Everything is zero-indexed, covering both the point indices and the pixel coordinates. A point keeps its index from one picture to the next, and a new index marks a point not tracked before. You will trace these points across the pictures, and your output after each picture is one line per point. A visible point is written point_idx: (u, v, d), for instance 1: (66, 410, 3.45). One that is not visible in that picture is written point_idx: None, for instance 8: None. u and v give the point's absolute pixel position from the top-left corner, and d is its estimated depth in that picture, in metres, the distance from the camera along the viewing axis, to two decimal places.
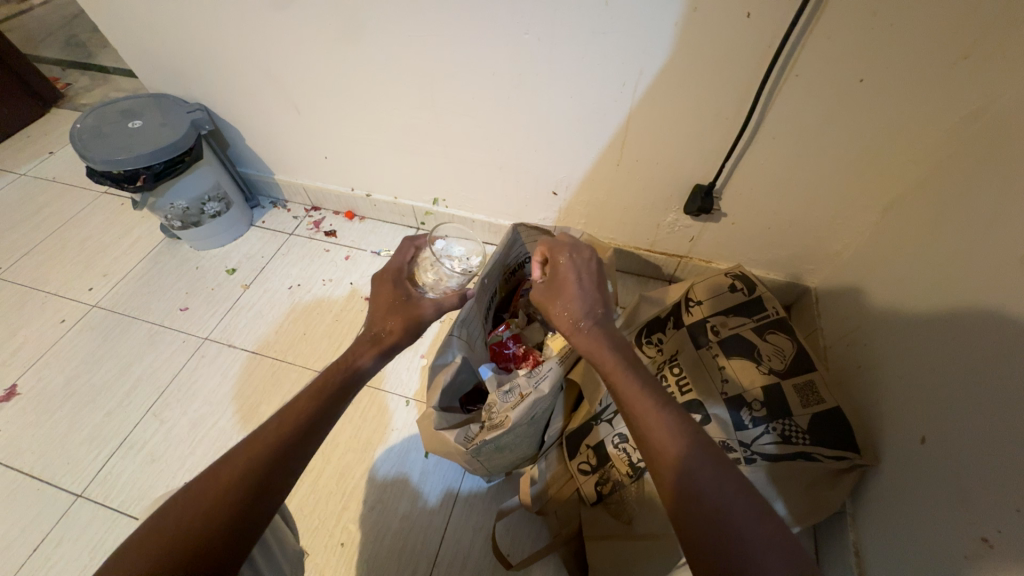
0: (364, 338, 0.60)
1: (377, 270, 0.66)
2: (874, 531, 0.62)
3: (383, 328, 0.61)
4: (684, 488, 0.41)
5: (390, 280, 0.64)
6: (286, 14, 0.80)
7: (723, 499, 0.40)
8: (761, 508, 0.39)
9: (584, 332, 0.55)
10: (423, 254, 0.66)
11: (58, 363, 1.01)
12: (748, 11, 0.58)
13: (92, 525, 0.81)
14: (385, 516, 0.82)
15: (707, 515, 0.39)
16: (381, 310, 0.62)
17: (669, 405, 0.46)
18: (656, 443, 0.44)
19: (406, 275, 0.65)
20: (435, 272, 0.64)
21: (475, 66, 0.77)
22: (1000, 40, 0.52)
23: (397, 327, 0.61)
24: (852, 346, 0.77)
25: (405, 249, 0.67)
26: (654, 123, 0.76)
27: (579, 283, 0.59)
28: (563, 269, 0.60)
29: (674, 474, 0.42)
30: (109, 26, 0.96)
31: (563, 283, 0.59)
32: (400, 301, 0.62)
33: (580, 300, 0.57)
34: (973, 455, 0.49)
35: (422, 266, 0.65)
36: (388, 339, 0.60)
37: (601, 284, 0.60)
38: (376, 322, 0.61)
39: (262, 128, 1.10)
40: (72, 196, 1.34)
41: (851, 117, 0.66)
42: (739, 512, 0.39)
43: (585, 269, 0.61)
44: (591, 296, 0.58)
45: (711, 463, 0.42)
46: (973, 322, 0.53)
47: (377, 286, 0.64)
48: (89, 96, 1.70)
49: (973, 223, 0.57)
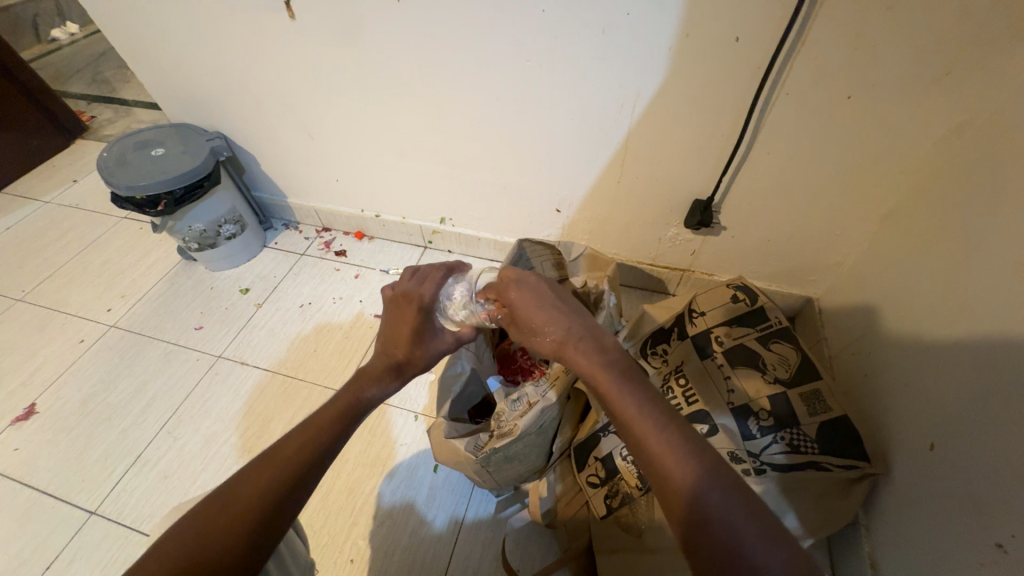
0: (386, 365, 0.61)
1: (402, 291, 0.64)
2: (890, 541, 0.62)
3: (405, 358, 0.62)
4: (695, 515, 0.41)
5: (417, 307, 0.63)
6: (301, 46, 0.85)
7: (729, 525, 0.39)
8: (772, 528, 0.39)
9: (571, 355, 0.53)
10: (453, 287, 0.68)
11: (75, 381, 1.03)
12: (737, 35, 0.61)
13: (104, 541, 0.82)
14: (395, 532, 0.81)
15: (717, 537, 0.39)
16: (400, 337, 0.62)
17: (667, 426, 0.45)
18: (662, 466, 0.43)
19: (434, 301, 0.65)
20: (469, 311, 0.67)
21: (481, 93, 0.81)
22: (979, 56, 0.55)
23: (422, 357, 0.63)
24: (857, 355, 0.77)
25: (435, 272, 0.67)
26: (652, 142, 0.79)
27: (545, 311, 0.57)
28: (522, 306, 0.58)
29: (686, 500, 0.41)
30: (137, 62, 1.03)
31: (530, 318, 0.58)
32: (427, 332, 0.64)
33: (554, 326, 0.55)
34: (982, 460, 0.50)
35: (450, 299, 0.67)
36: (409, 369, 0.62)
37: (564, 301, 0.58)
38: (397, 350, 0.62)
39: (276, 154, 1.14)
40: (93, 221, 1.39)
41: (841, 133, 0.68)
42: (749, 534, 0.38)
43: (543, 297, 0.58)
44: (560, 321, 0.56)
45: (718, 484, 0.41)
46: (974, 327, 0.54)
47: (399, 310, 0.63)
48: (113, 127, 1.78)
49: (967, 230, 0.58)
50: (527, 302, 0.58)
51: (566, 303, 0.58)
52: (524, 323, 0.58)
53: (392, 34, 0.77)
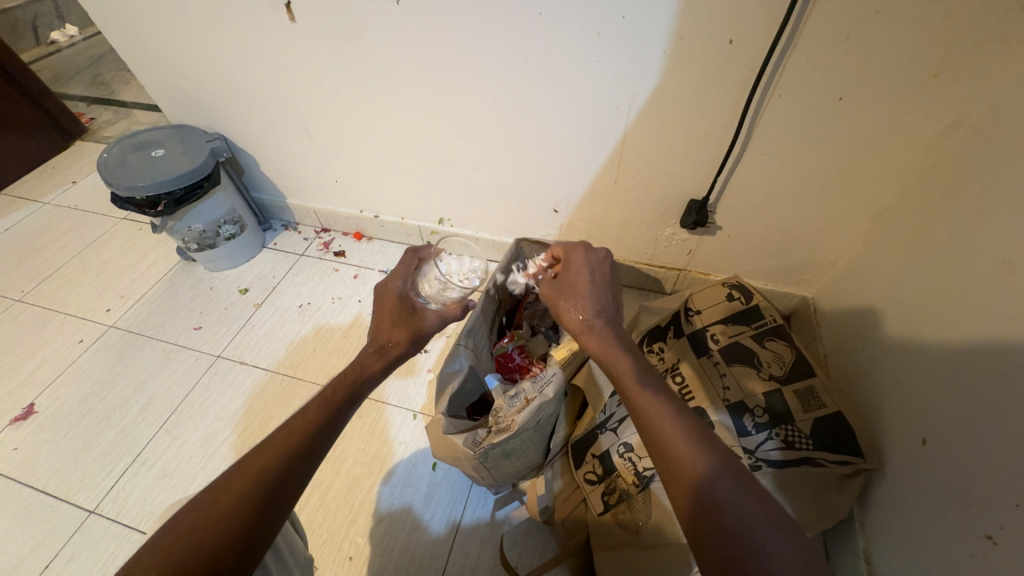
0: (371, 349, 0.62)
1: (382, 283, 0.68)
2: (883, 536, 0.62)
3: (389, 339, 0.63)
4: (701, 499, 0.42)
5: (394, 293, 0.66)
6: (300, 48, 0.86)
7: (734, 512, 0.40)
8: (769, 516, 0.40)
9: (597, 333, 0.56)
10: (428, 267, 0.67)
11: (75, 381, 1.04)
12: (730, 38, 0.63)
13: (104, 539, 0.82)
14: (394, 530, 0.82)
15: (724, 524, 0.40)
16: (384, 321, 0.65)
17: (680, 413, 0.47)
18: (670, 446, 0.45)
19: (408, 286, 0.67)
20: (439, 283, 0.64)
21: (479, 94, 0.82)
22: (967, 59, 0.57)
23: (403, 338, 0.64)
24: (851, 352, 0.78)
25: (410, 260, 0.69)
26: (648, 143, 0.80)
27: (593, 286, 0.60)
28: (576, 272, 0.62)
29: (691, 484, 0.43)
30: (138, 64, 1.03)
31: (578, 286, 0.60)
32: (406, 313, 0.65)
33: (593, 301, 0.58)
34: (972, 454, 0.50)
35: (424, 277, 0.67)
36: (394, 351, 0.63)
37: (613, 288, 0.61)
38: (381, 333, 0.64)
39: (275, 155, 1.15)
40: (92, 222, 1.40)
41: (833, 133, 0.69)
42: (756, 524, 0.39)
43: (601, 273, 0.61)
44: (602, 300, 0.59)
45: (727, 473, 0.42)
46: (964, 325, 0.55)
47: (380, 299, 0.66)
48: (112, 129, 1.79)
49: (957, 228, 0.59)
50: (582, 270, 0.61)
51: (614, 291, 0.62)
52: (569, 288, 0.61)
53: (390, 37, 0.78)
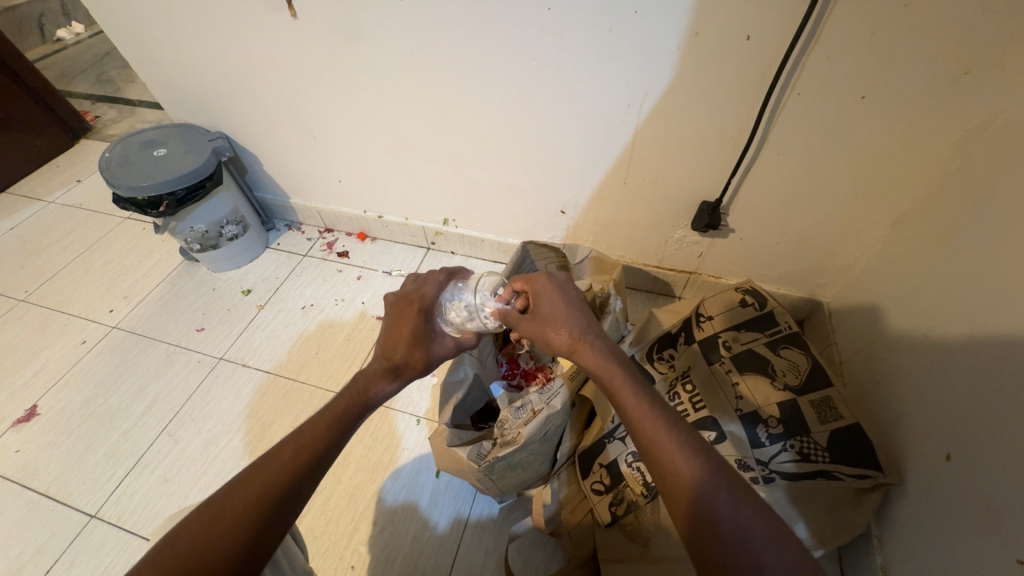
0: (384, 366, 0.59)
1: (404, 293, 0.64)
2: (902, 554, 0.60)
3: (404, 359, 0.59)
4: (701, 513, 0.40)
5: (417, 308, 0.63)
6: (302, 46, 0.84)
7: (736, 525, 0.39)
8: (777, 532, 0.38)
9: (587, 349, 0.54)
10: (459, 293, 0.67)
11: (77, 383, 1.03)
12: (748, 34, 0.60)
13: (104, 545, 0.81)
14: (396, 538, 0.80)
15: (723, 536, 0.39)
16: (400, 338, 0.61)
17: (677, 425, 0.45)
18: (669, 463, 0.43)
19: (435, 305, 0.64)
20: (467, 314, 0.66)
21: (485, 93, 0.80)
22: (1000, 55, 0.53)
23: (420, 360, 0.61)
24: (869, 361, 0.76)
25: (438, 279, 0.66)
26: (661, 143, 0.78)
27: (566, 307, 0.57)
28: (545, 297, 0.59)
29: (686, 495, 0.41)
30: (141, 63, 1.02)
31: (551, 309, 0.58)
32: (426, 335, 0.62)
33: (572, 321, 0.56)
34: (999, 472, 0.48)
35: (454, 304, 0.67)
36: (408, 372, 0.59)
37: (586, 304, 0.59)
38: (396, 351, 0.60)
39: (279, 154, 1.13)
40: (96, 222, 1.39)
41: (853, 134, 0.67)
42: (757, 535, 0.38)
43: (569, 295, 0.59)
44: (580, 318, 0.56)
45: (721, 482, 0.41)
46: (992, 336, 0.52)
47: (400, 310, 0.62)
48: (116, 127, 1.78)
49: (984, 233, 0.57)
50: (551, 294, 0.59)
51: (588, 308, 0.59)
52: (542, 313, 0.58)
53: (394, 34, 0.76)
